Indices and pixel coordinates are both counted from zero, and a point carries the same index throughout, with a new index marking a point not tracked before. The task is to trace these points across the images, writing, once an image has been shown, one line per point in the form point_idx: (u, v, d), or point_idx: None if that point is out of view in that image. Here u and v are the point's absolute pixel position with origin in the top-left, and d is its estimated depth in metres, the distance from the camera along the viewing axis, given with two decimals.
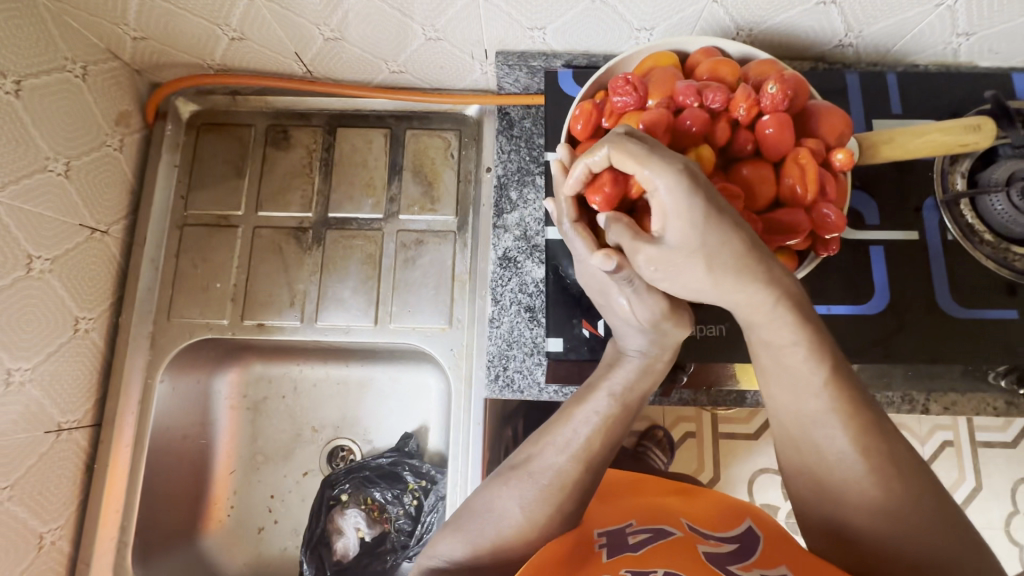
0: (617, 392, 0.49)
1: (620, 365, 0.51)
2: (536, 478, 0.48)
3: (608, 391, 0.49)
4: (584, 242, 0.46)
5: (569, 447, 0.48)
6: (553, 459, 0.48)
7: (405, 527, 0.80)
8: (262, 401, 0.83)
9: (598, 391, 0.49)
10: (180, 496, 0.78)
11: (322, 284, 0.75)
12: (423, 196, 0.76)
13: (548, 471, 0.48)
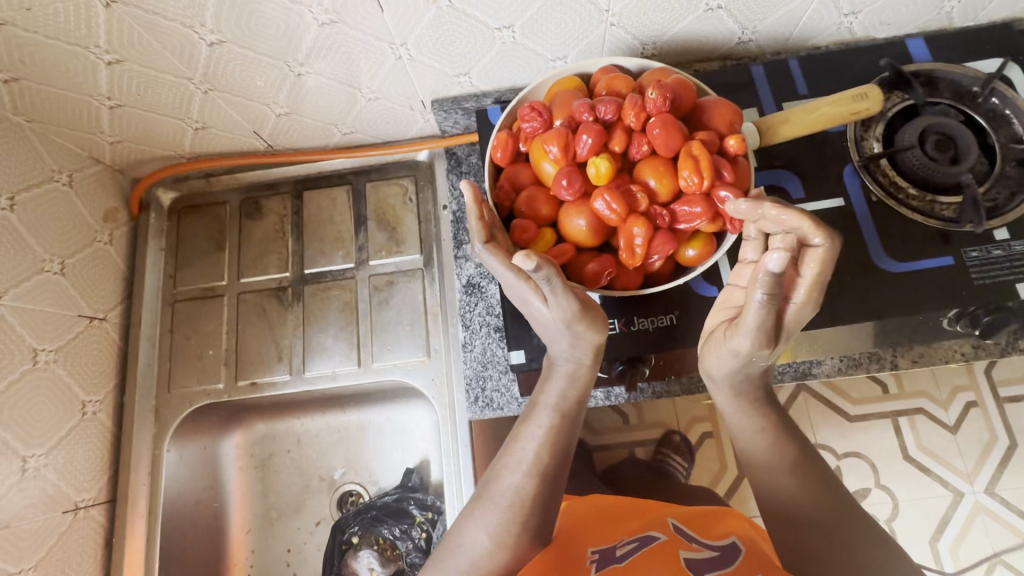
0: (554, 403, 0.54)
1: (552, 376, 0.55)
2: (496, 502, 0.52)
3: (547, 405, 0.54)
4: (498, 259, 0.48)
5: (521, 465, 0.53)
6: (508, 481, 0.53)
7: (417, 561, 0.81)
8: (269, 457, 0.87)
9: (538, 409, 0.54)
10: (201, 560, 0.82)
11: (307, 337, 0.80)
12: (389, 241, 0.82)
13: (506, 493, 0.52)
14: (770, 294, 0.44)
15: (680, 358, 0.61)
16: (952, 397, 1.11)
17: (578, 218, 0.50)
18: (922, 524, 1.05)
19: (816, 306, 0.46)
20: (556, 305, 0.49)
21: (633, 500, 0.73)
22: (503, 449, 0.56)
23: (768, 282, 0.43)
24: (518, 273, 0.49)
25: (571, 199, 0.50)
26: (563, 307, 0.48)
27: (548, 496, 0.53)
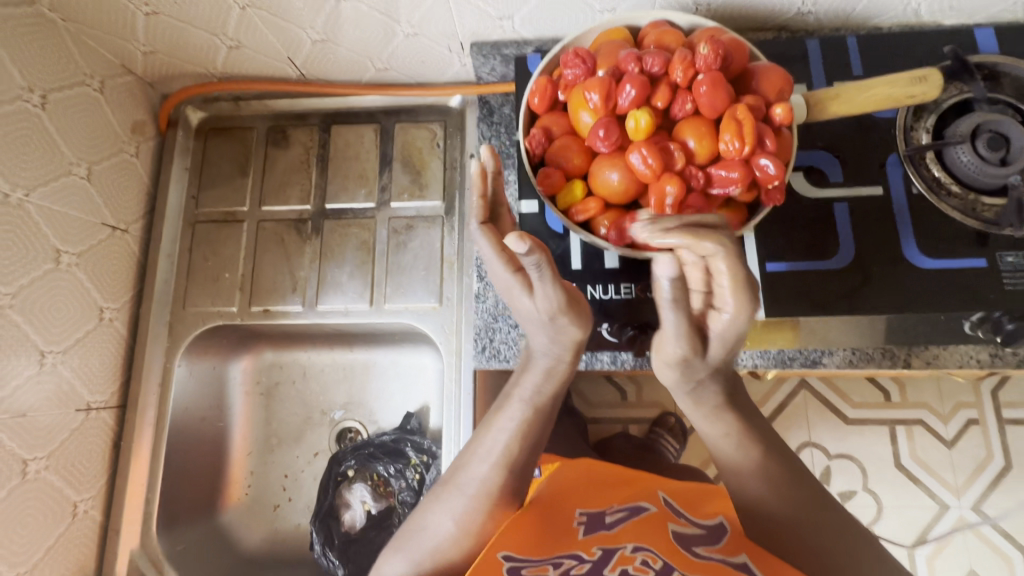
0: (527, 398, 0.54)
1: (530, 368, 0.55)
2: (462, 490, 0.55)
3: (520, 398, 0.54)
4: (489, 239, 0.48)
5: (489, 456, 0.54)
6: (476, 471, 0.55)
7: (410, 500, 0.84)
8: (275, 386, 0.89)
9: (512, 400, 0.55)
10: (204, 475, 0.84)
11: (323, 272, 0.80)
12: (412, 184, 0.81)
13: (472, 483, 0.54)
14: (676, 293, 0.39)
15: None
16: (953, 412, 1.10)
17: (607, 172, 0.49)
18: (906, 532, 1.06)
19: (754, 314, 0.40)
20: (539, 296, 0.46)
21: (629, 470, 0.73)
22: (474, 444, 0.57)
23: (671, 286, 0.39)
24: (508, 262, 0.48)
25: (605, 151, 0.49)
26: (549, 298, 0.46)
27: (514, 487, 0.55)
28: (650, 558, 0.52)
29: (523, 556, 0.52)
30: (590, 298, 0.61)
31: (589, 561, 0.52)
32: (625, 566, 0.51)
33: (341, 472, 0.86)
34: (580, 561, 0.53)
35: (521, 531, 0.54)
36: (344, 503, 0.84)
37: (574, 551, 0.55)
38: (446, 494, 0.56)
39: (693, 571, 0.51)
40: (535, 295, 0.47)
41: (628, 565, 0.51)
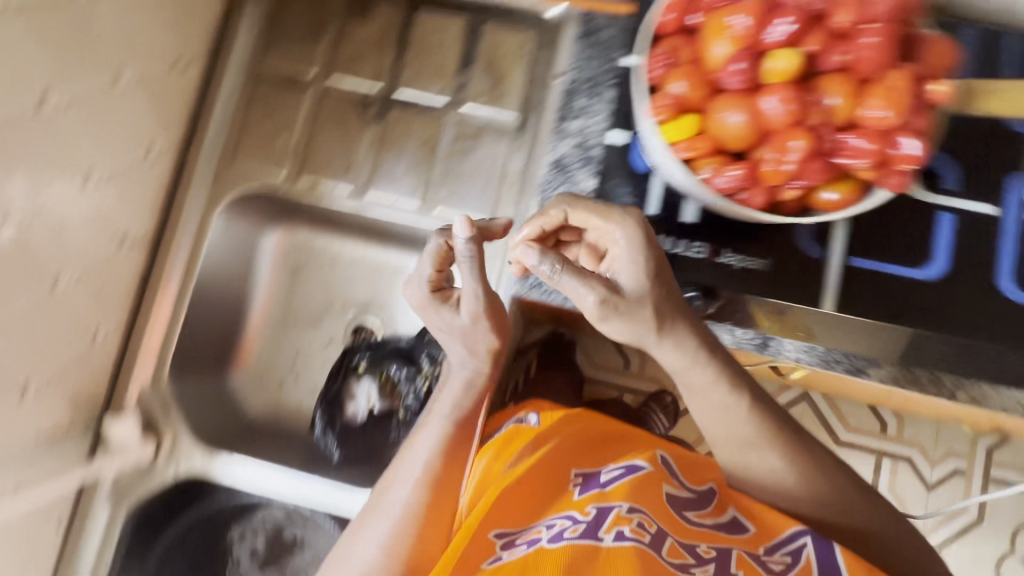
0: (446, 413, 0.59)
1: (447, 388, 0.61)
2: (388, 513, 0.54)
3: (439, 416, 0.59)
4: (434, 259, 0.58)
5: (411, 477, 0.55)
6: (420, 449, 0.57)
7: (413, 405, 0.84)
8: (302, 267, 0.88)
9: (431, 423, 0.59)
10: (218, 334, 0.85)
11: (379, 160, 0.77)
12: (489, 91, 0.76)
13: (397, 505, 0.54)
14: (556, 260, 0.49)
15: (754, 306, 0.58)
16: (943, 458, 1.09)
17: (734, 111, 0.46)
18: None
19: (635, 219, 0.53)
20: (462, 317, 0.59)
21: (624, 425, 0.75)
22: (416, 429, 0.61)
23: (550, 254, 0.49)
24: (433, 283, 0.60)
25: (738, 88, 0.47)
26: (474, 299, 0.57)
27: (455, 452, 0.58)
28: (646, 522, 0.53)
29: (511, 528, 0.55)
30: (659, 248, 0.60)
31: (583, 520, 0.53)
32: (619, 528, 0.51)
33: (350, 366, 0.85)
34: (574, 522, 0.53)
35: (507, 505, 0.58)
36: (349, 394, 0.84)
37: (568, 512, 0.56)
38: (396, 475, 0.57)
39: (684, 537, 0.53)
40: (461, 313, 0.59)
41: (622, 526, 0.51)
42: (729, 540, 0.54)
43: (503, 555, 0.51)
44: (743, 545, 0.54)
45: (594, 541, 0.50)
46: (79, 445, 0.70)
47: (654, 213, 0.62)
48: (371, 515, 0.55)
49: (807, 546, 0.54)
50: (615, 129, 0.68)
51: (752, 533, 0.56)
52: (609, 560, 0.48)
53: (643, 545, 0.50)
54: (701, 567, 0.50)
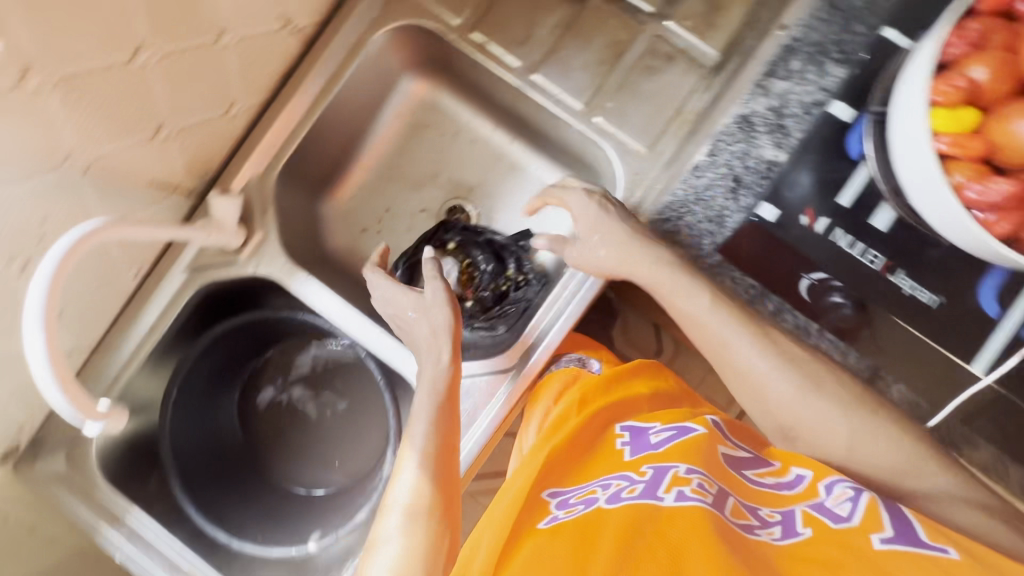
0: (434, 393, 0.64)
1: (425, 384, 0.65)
2: (404, 498, 0.57)
3: (428, 395, 0.64)
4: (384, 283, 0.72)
5: (415, 462, 0.60)
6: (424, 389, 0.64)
7: (486, 299, 0.81)
8: (425, 127, 0.88)
9: (422, 402, 0.63)
10: (329, 158, 0.83)
11: (559, 45, 0.71)
12: (703, 15, 0.69)
13: (411, 487, 0.58)
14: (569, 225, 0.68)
15: (877, 334, 0.59)
16: None
17: None
18: None
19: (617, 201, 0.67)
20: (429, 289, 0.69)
21: (680, 389, 0.76)
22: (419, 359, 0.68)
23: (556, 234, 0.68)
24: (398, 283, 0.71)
25: None
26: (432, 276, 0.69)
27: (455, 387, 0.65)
28: (706, 482, 0.52)
29: (563, 488, 0.58)
30: (832, 241, 0.60)
31: (641, 482, 0.54)
32: (679, 488, 0.51)
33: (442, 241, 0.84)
34: (630, 482, 0.55)
35: (560, 466, 0.60)
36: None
37: (624, 472, 0.58)
38: (416, 424, 0.62)
39: (746, 498, 0.54)
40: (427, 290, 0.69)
41: (682, 486, 0.51)
42: (793, 499, 0.54)
43: (560, 513, 0.53)
44: (809, 501, 0.53)
45: (654, 501, 0.50)
46: (179, 206, 0.71)
47: (844, 205, 0.60)
48: (403, 457, 0.61)
49: (869, 494, 0.51)
50: (837, 102, 0.62)
51: (810, 478, 0.55)
52: (671, 517, 0.48)
53: (705, 505, 0.49)
54: (766, 529, 0.51)
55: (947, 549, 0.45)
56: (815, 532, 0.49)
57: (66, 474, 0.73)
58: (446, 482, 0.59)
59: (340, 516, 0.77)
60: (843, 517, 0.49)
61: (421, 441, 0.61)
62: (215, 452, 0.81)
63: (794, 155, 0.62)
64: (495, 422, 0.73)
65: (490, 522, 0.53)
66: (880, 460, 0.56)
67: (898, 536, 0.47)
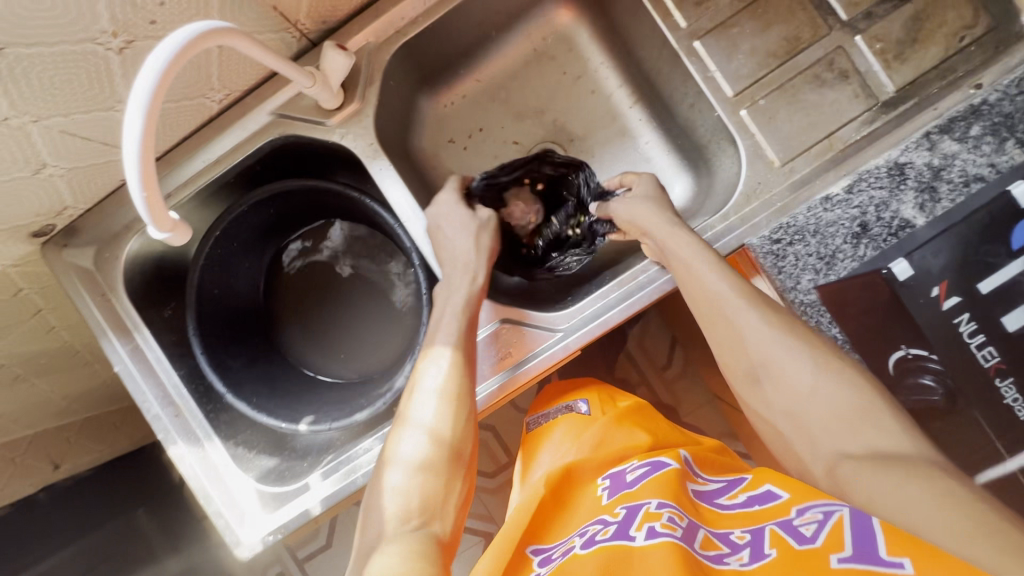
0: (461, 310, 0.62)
1: (447, 310, 0.63)
2: (421, 426, 0.57)
3: (456, 311, 0.62)
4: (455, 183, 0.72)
5: (434, 388, 0.58)
6: (445, 324, 0.62)
7: (536, 252, 0.78)
8: (550, 58, 0.83)
9: (447, 320, 0.62)
10: (448, 54, 0.78)
11: (733, 21, 0.66)
12: (898, 43, 0.62)
13: (427, 416, 0.57)
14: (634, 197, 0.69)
15: (950, 428, 0.56)
16: None
17: None
18: None
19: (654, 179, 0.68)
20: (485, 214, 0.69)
21: (676, 431, 0.72)
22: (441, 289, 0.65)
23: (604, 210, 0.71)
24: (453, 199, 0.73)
25: None
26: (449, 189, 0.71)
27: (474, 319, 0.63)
28: (677, 516, 0.49)
29: (547, 545, 0.56)
30: (954, 324, 0.55)
31: (614, 523, 0.52)
32: (650, 524, 0.48)
33: (528, 174, 0.78)
34: (605, 524, 0.53)
35: (540, 519, 0.60)
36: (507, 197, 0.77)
37: (601, 516, 0.55)
38: (433, 357, 0.60)
39: (720, 528, 0.49)
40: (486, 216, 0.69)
41: (652, 522, 0.48)
42: (766, 516, 0.47)
43: (542, 570, 0.51)
44: (778, 518, 0.45)
45: (625, 542, 0.48)
46: (289, 45, 0.66)
47: (980, 291, 0.55)
48: (419, 388, 0.59)
49: (841, 512, 0.42)
50: (1020, 183, 0.55)
51: (786, 499, 0.47)
52: (637, 556, 0.45)
53: (676, 540, 0.45)
54: (736, 556, 0.44)
55: (902, 562, 0.36)
56: (781, 554, 0.41)
57: (90, 272, 0.71)
58: (466, 424, 0.58)
59: (338, 408, 0.75)
60: (807, 538, 0.41)
61: (441, 375, 0.59)
62: (237, 307, 0.78)
63: (945, 223, 0.57)
64: (493, 395, 0.66)
65: (486, 555, 0.56)
66: (833, 400, 0.50)
67: (859, 555, 0.37)
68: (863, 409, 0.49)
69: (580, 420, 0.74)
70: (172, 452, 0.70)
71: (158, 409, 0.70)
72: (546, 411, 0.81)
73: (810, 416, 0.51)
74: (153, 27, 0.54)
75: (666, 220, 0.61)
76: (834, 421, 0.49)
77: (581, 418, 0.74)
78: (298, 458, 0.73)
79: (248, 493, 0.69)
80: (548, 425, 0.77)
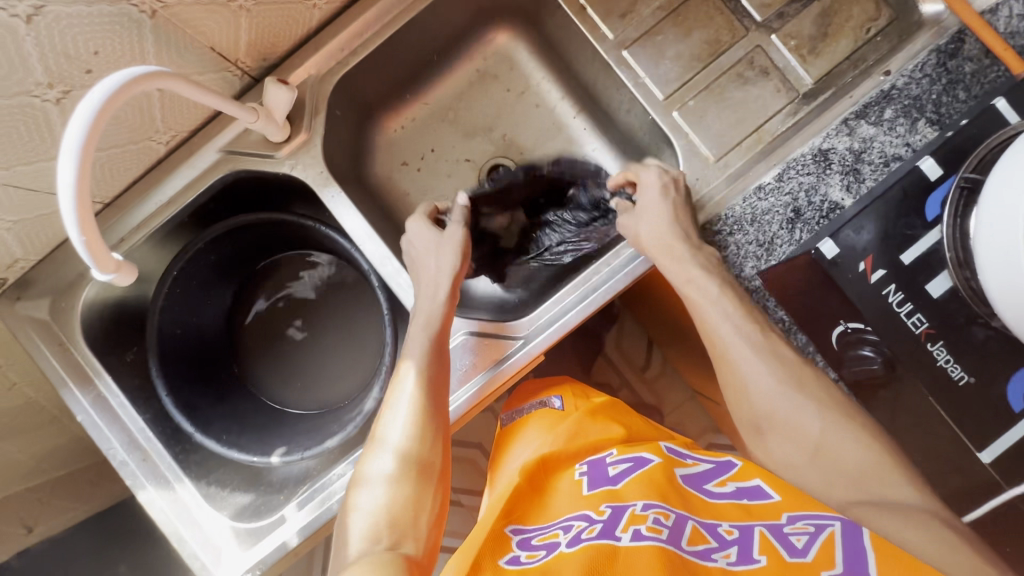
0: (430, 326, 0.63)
1: (416, 323, 0.64)
2: (390, 444, 0.58)
3: (426, 326, 0.63)
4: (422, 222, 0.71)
5: (404, 401, 0.60)
6: (415, 335, 0.63)
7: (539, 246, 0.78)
8: (494, 77, 0.86)
9: (415, 342, 0.62)
10: (393, 80, 0.80)
11: (657, 29, 0.69)
12: (811, 38, 0.66)
13: (396, 433, 0.58)
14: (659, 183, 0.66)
15: (896, 396, 0.59)
16: None
17: None
18: None
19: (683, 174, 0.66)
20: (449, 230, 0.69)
21: (651, 427, 0.73)
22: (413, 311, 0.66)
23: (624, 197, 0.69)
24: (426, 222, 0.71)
25: None
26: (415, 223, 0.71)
27: (442, 342, 0.63)
28: (662, 516, 0.51)
29: (526, 525, 0.57)
30: (883, 296, 0.58)
31: (599, 522, 0.52)
32: (635, 527, 0.50)
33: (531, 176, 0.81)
34: (590, 522, 0.53)
35: (523, 507, 0.60)
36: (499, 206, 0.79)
37: (584, 511, 0.56)
38: (403, 373, 0.61)
39: (706, 518, 0.52)
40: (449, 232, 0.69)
41: (639, 525, 0.50)
42: (756, 515, 0.50)
43: (522, 555, 0.52)
44: (769, 520, 0.49)
45: (611, 542, 0.49)
46: (231, 83, 0.68)
47: (904, 262, 0.58)
48: (390, 405, 0.61)
49: (833, 527, 0.46)
50: (928, 158, 0.59)
51: (778, 502, 0.52)
52: (625, 557, 0.46)
53: (661, 544, 0.47)
54: (722, 552, 0.47)
55: None
56: (772, 561, 0.44)
57: (46, 323, 0.70)
58: (433, 438, 0.58)
59: (310, 437, 0.74)
60: (798, 550, 0.44)
61: (410, 391, 0.60)
62: (201, 344, 0.78)
63: (869, 201, 0.60)
64: (472, 399, 0.67)
65: (459, 555, 0.54)
66: (849, 458, 0.53)
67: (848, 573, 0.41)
68: (879, 466, 0.51)
69: (553, 414, 0.74)
70: (142, 498, 0.69)
71: (125, 455, 0.70)
72: (518, 408, 0.81)
73: (828, 466, 0.53)
74: (89, 76, 0.55)
75: (668, 257, 0.61)
76: (849, 469, 0.52)
77: (554, 412, 0.74)
78: (274, 492, 0.72)
79: (223, 531, 0.68)
80: (522, 421, 0.77)
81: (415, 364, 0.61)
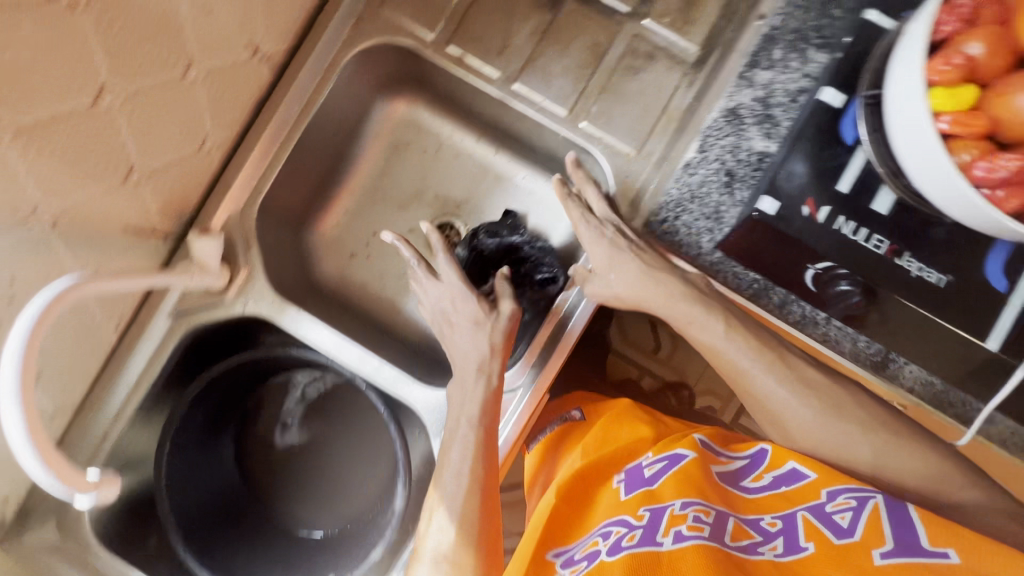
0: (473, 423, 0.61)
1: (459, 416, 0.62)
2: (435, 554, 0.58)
3: (469, 424, 0.61)
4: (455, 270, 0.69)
5: (449, 506, 0.60)
6: (454, 456, 0.61)
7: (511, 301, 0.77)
8: (408, 144, 0.87)
9: (461, 429, 0.61)
10: (310, 183, 0.81)
11: (536, 52, 0.70)
12: (680, 10, 0.68)
13: (437, 545, 0.59)
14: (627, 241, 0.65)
15: (887, 315, 0.58)
16: None
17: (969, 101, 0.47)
18: None
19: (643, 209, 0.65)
20: (503, 305, 0.66)
21: (679, 420, 0.72)
22: (455, 393, 0.64)
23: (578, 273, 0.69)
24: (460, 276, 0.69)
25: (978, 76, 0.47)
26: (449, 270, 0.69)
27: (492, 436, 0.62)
28: (702, 512, 0.52)
29: (568, 544, 0.58)
30: (836, 230, 0.58)
31: (639, 527, 0.53)
32: (676, 528, 0.51)
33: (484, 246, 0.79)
34: (629, 528, 0.54)
35: (563, 520, 0.61)
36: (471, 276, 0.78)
37: (623, 517, 0.56)
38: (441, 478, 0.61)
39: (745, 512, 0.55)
40: (498, 309, 0.67)
41: (679, 525, 0.50)
42: (790, 500, 0.54)
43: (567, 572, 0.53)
44: (810, 503, 0.53)
45: (652, 548, 0.50)
46: (157, 249, 0.68)
47: (843, 191, 0.58)
48: (431, 510, 0.61)
49: (875, 500, 0.50)
50: (827, 87, 0.60)
51: (815, 480, 0.54)
52: (670, 563, 0.48)
53: (703, 540, 0.49)
54: (769, 544, 0.51)
55: (948, 554, 0.44)
56: (818, 547, 0.49)
57: (59, 544, 0.68)
58: (481, 543, 0.59)
59: (354, 555, 0.72)
60: (845, 530, 0.49)
61: (456, 494, 0.60)
62: (218, 506, 0.76)
63: (790, 139, 0.60)
64: (512, 437, 0.68)
65: None
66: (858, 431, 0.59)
67: (899, 548, 0.46)
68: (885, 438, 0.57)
69: (576, 426, 0.76)
70: None
71: None
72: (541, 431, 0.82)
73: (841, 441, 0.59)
74: None
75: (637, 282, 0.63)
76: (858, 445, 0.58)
77: (577, 425, 0.76)
78: None
79: None
80: (546, 442, 0.78)
81: (457, 467, 0.60)
